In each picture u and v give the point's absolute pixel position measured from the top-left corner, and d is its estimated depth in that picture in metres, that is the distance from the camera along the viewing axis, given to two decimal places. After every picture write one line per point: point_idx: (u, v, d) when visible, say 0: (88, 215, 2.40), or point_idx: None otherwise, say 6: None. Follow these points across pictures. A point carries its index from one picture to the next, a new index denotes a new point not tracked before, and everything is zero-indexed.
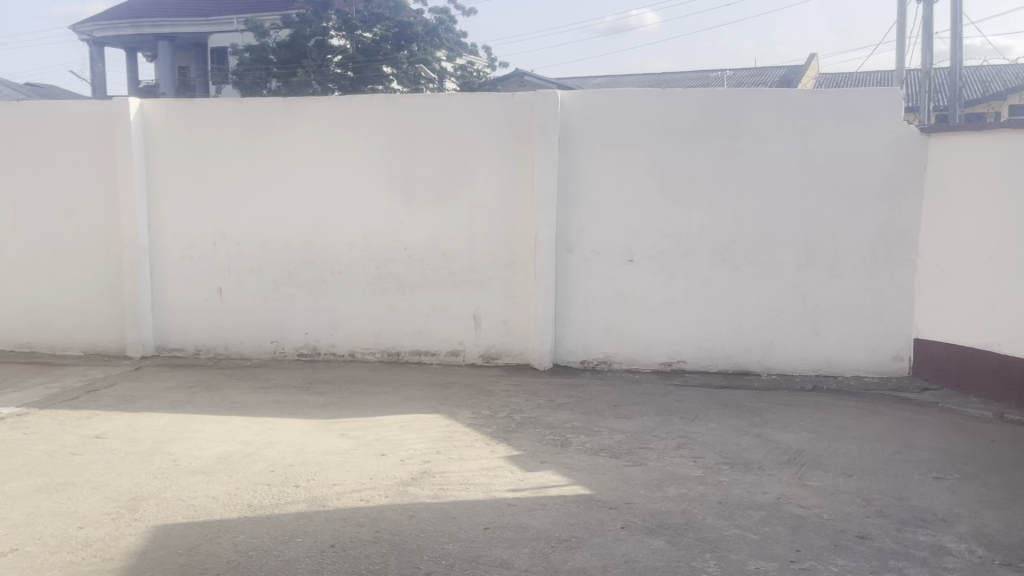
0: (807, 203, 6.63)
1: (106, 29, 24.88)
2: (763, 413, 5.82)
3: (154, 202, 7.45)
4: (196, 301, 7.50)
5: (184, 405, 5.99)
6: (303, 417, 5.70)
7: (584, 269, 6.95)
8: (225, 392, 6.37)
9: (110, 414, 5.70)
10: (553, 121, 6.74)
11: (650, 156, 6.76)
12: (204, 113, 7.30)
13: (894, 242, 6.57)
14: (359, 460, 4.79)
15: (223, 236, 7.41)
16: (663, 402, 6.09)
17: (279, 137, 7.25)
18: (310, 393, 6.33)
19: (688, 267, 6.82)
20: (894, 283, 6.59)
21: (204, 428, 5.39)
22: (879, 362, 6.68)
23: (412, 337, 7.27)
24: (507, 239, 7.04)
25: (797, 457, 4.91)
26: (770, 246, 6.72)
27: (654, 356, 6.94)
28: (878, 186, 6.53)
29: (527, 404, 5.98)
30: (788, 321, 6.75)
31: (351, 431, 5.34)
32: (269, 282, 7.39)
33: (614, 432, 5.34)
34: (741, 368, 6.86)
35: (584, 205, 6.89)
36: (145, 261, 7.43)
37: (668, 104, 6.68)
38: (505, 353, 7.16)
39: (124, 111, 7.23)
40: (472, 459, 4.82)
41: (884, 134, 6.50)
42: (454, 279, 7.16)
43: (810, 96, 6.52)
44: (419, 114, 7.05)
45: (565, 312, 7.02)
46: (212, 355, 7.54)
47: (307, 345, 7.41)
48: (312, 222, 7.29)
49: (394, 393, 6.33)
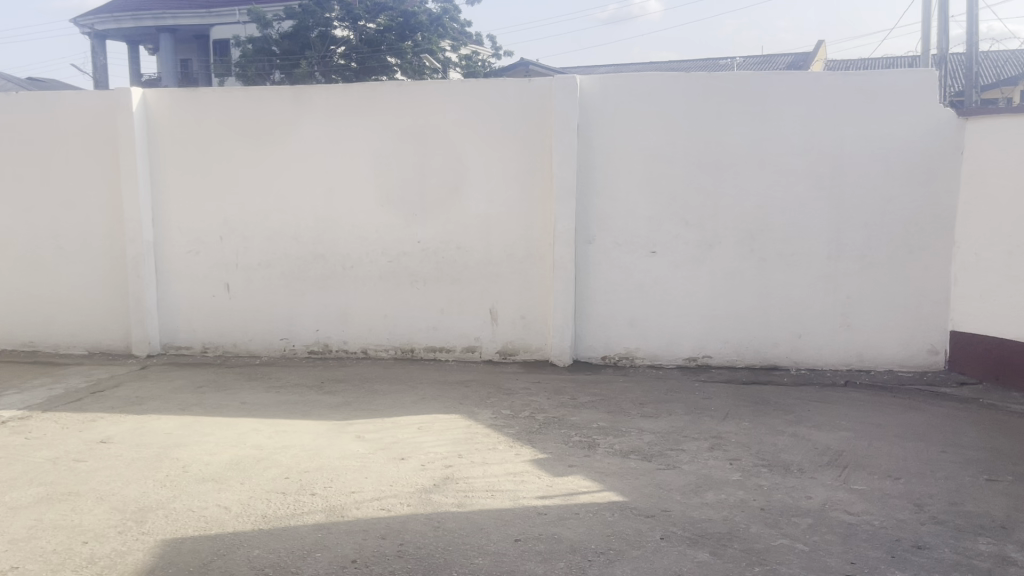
0: (838, 190, 6.37)
1: (107, 23, 24.58)
2: (796, 411, 5.57)
3: (158, 195, 7.20)
4: (202, 298, 7.27)
5: (192, 406, 5.76)
6: (316, 418, 5.46)
7: (605, 262, 6.70)
8: (235, 393, 6.14)
9: (115, 417, 5.47)
10: (571, 108, 6.48)
11: (673, 143, 6.49)
12: (208, 103, 7.05)
13: (929, 229, 6.30)
14: (378, 465, 4.56)
15: (230, 229, 7.17)
16: (692, 400, 5.85)
17: (287, 127, 6.99)
18: (323, 393, 6.09)
19: (713, 258, 6.56)
20: (929, 273, 6.33)
21: (213, 432, 5.16)
22: (913, 356, 6.42)
23: (427, 333, 7.02)
24: (526, 231, 6.79)
25: (838, 458, 4.65)
26: (799, 236, 6.45)
27: (678, 351, 6.69)
28: (911, 172, 6.27)
29: (549, 403, 5.73)
30: (818, 313, 6.49)
31: (367, 433, 5.10)
32: (278, 277, 7.15)
33: (643, 433, 5.09)
34: (770, 363, 6.60)
35: (604, 194, 6.63)
36: (150, 256, 7.19)
37: (692, 89, 6.41)
38: (523, 349, 6.91)
39: (126, 100, 6.98)
40: (496, 463, 4.57)
41: (918, 117, 6.22)
42: (470, 272, 6.91)
43: (841, 79, 6.25)
44: (431, 101, 6.78)
45: (585, 306, 6.77)
46: (220, 353, 7.31)
47: (318, 342, 7.17)
48: (322, 215, 7.04)
49: (410, 392, 6.09)
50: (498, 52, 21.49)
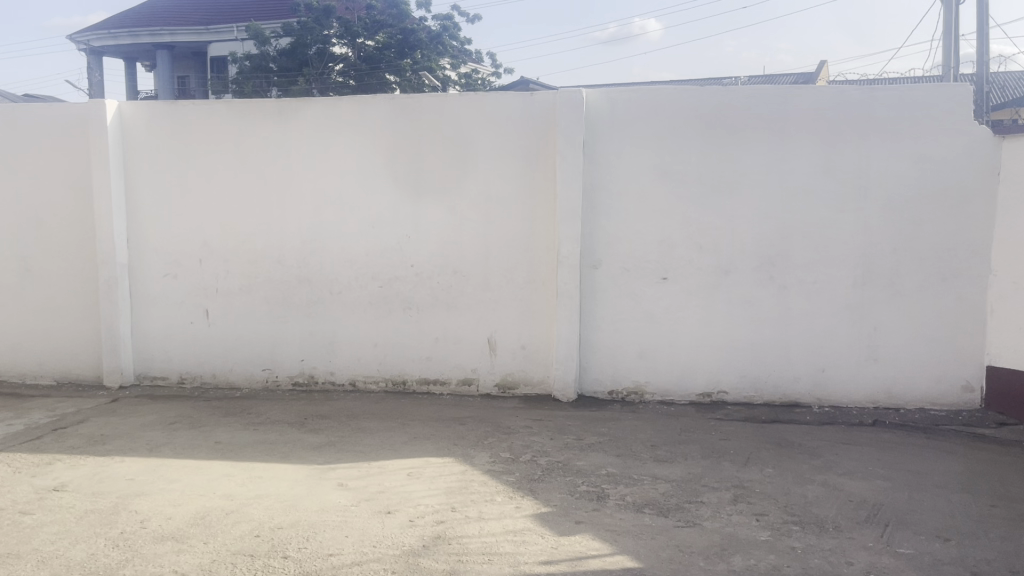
0: (865, 213, 5.90)
1: (103, 39, 24.14)
2: (824, 455, 5.07)
3: (133, 215, 6.72)
4: (180, 325, 6.77)
5: (160, 446, 5.25)
6: (296, 462, 4.95)
7: (612, 289, 6.21)
8: (210, 430, 5.63)
9: (74, 461, 4.95)
10: (577, 123, 6.02)
11: (686, 160, 6.03)
12: (188, 117, 6.59)
13: (963, 256, 5.83)
14: (360, 520, 4.05)
15: (210, 251, 6.69)
16: (709, 441, 5.34)
17: (272, 143, 6.53)
18: (305, 431, 5.58)
19: (729, 285, 6.09)
20: (962, 302, 5.85)
21: (180, 478, 4.64)
22: (947, 392, 5.93)
23: (420, 363, 6.52)
24: (527, 255, 6.31)
25: (877, 514, 4.15)
26: (822, 261, 5.97)
27: (691, 385, 6.19)
28: (943, 194, 5.81)
29: (552, 444, 5.22)
30: (842, 345, 6.01)
31: (350, 481, 4.60)
32: (261, 304, 6.66)
33: (656, 482, 4.59)
34: (790, 399, 6.10)
35: (612, 216, 6.16)
36: (124, 280, 6.70)
37: (706, 104, 5.97)
38: (523, 382, 6.41)
39: (99, 113, 6.51)
40: (493, 518, 4.07)
41: (951, 134, 5.77)
42: (467, 299, 6.42)
43: (869, 93, 5.81)
44: (427, 116, 6.33)
45: (590, 336, 6.27)
46: (198, 384, 6.81)
47: (302, 373, 6.67)
48: (308, 236, 6.57)
49: (400, 430, 5.58)
50: (497, 71, 21.04)
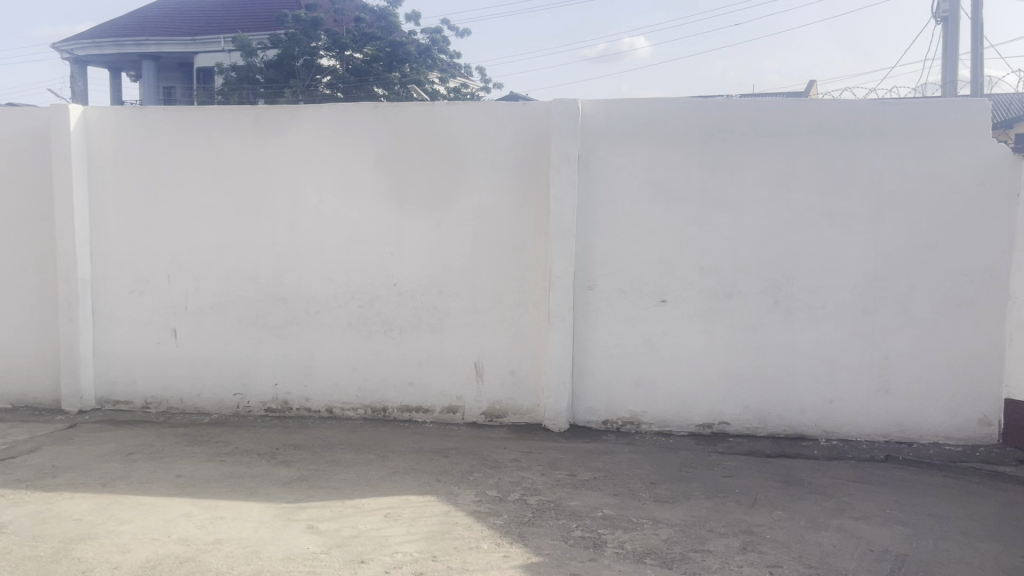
0: (876, 236, 5.56)
1: (87, 48, 23.63)
2: (836, 496, 4.68)
3: (97, 229, 6.30)
4: (146, 345, 6.34)
5: (116, 481, 4.80)
6: (263, 499, 4.53)
7: (606, 312, 5.83)
8: (172, 462, 5.19)
9: (18, 497, 4.51)
10: (571, 135, 5.66)
11: (686, 176, 5.68)
12: (159, 123, 6.20)
13: (980, 282, 5.48)
14: (331, 571, 3.63)
15: (179, 267, 6.27)
16: (712, 478, 4.95)
17: (248, 153, 6.14)
18: (275, 464, 5.15)
19: (731, 310, 5.72)
20: (979, 331, 5.50)
21: (133, 519, 4.21)
22: (962, 426, 5.56)
23: (402, 390, 6.11)
24: (517, 275, 5.93)
25: (901, 568, 3.77)
26: (831, 285, 5.62)
27: (691, 416, 5.81)
28: (959, 215, 5.47)
29: (543, 482, 4.82)
30: (852, 374, 5.65)
31: (321, 523, 4.18)
32: (233, 323, 6.24)
33: (658, 526, 4.20)
34: (797, 431, 5.72)
35: (607, 235, 5.79)
36: (86, 296, 6.26)
37: (708, 117, 5.63)
38: (512, 411, 6.01)
39: (62, 119, 6.10)
40: (478, 570, 3.66)
41: (968, 152, 5.44)
42: (452, 321, 6.03)
43: (881, 108, 5.49)
44: (412, 126, 5.96)
45: (583, 362, 5.88)
46: (164, 409, 6.36)
47: (276, 399, 6.24)
48: (284, 252, 6.16)
49: (378, 464, 5.16)
50: (487, 85, 20.72)
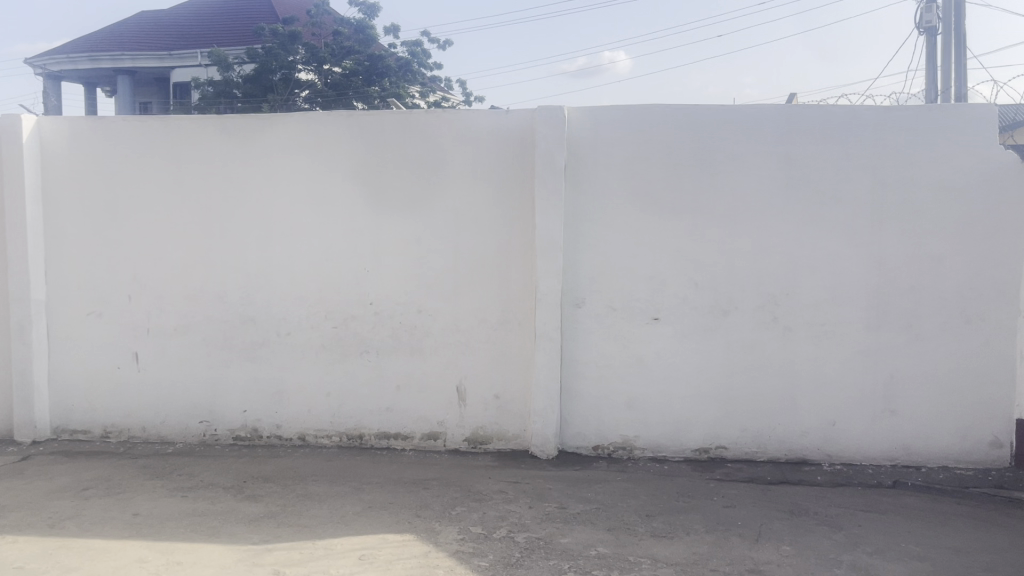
0: (880, 249, 5.28)
1: (62, 63, 23.16)
2: (847, 528, 4.36)
3: (52, 247, 5.90)
4: (105, 370, 5.93)
5: (66, 521, 4.40)
6: (225, 541, 4.14)
7: (596, 332, 5.50)
8: (128, 498, 4.79)
9: None
10: (557, 144, 5.34)
11: (679, 187, 5.38)
12: (119, 133, 5.83)
13: (988, 296, 5.21)
14: None
15: (141, 287, 5.88)
16: (712, 509, 4.62)
17: (214, 165, 5.78)
18: (241, 499, 4.76)
19: (728, 328, 5.41)
20: (988, 348, 5.22)
21: (79, 567, 3.81)
22: (973, 449, 5.27)
23: (379, 416, 5.74)
24: (501, 292, 5.59)
25: None
26: (833, 301, 5.33)
27: (686, 441, 5.48)
28: (966, 227, 5.20)
29: (531, 516, 4.47)
30: (856, 395, 5.34)
31: (289, 568, 3.80)
32: (199, 346, 5.85)
33: (657, 566, 3.85)
34: (798, 456, 5.41)
35: (596, 249, 5.47)
36: (40, 319, 5.85)
37: (702, 124, 5.34)
38: (496, 437, 5.66)
39: (13, 131, 5.71)
40: None
41: (975, 160, 5.18)
42: (432, 342, 5.68)
43: (883, 115, 5.24)
44: (389, 136, 5.63)
45: (572, 384, 5.54)
46: (124, 438, 5.95)
47: (244, 427, 5.85)
48: (253, 270, 5.79)
49: (353, 497, 4.79)
50: (468, 99, 20.45)
